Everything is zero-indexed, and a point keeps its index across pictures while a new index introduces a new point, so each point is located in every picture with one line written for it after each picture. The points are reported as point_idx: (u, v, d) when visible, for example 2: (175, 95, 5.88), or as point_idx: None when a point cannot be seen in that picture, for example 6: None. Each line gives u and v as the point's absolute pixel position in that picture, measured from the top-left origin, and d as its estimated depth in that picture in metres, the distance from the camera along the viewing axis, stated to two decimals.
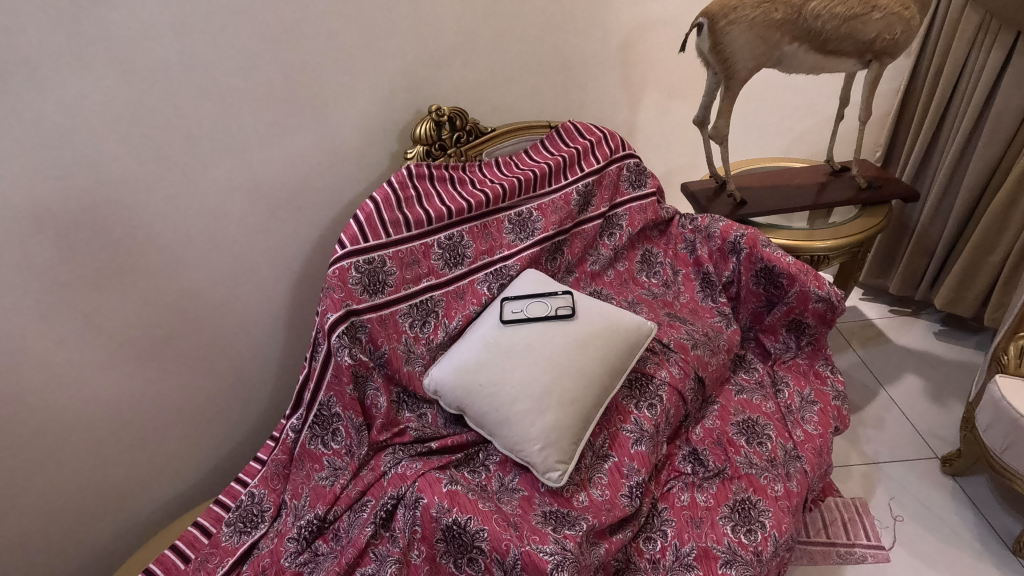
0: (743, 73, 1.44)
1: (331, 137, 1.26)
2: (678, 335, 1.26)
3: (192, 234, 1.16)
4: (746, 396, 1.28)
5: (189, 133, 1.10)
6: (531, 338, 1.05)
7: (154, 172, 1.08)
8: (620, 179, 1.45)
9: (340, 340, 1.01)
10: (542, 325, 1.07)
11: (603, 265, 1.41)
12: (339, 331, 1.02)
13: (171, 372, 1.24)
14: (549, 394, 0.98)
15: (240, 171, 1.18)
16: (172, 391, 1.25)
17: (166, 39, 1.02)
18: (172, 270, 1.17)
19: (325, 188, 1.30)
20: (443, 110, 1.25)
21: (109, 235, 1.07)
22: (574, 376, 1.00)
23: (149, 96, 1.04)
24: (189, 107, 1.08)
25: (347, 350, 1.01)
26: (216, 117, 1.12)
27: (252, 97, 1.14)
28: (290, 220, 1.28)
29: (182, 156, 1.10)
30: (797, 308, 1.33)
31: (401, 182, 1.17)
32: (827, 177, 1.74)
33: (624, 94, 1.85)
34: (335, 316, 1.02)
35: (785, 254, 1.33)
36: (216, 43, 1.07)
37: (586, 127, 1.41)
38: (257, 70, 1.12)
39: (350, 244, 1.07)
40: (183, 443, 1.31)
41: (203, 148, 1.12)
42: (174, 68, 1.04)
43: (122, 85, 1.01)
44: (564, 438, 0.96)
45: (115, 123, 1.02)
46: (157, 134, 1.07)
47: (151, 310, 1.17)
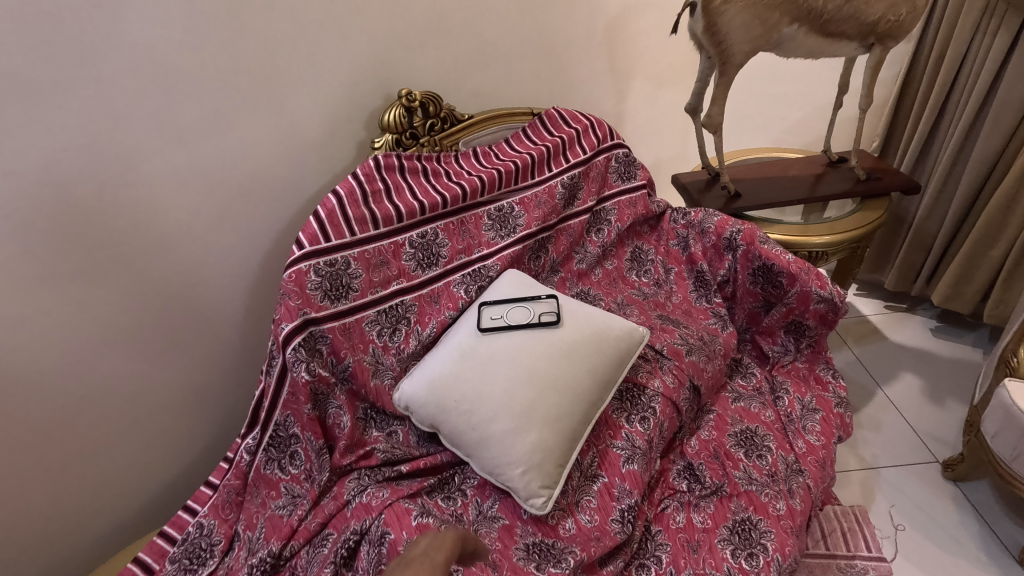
0: (739, 57, 1.34)
1: (289, 123, 1.14)
2: (672, 340, 1.16)
3: (130, 231, 1.04)
4: (742, 404, 1.20)
5: (121, 117, 0.96)
6: (512, 348, 0.95)
7: (84, 165, 0.96)
8: (608, 171, 1.35)
9: (295, 355, 0.89)
10: (525, 333, 0.97)
11: (590, 263, 1.32)
12: (294, 342, 0.89)
13: (112, 386, 1.11)
14: (531, 411, 0.88)
15: (185, 162, 1.05)
16: (116, 406, 1.13)
17: (90, 10, 0.89)
18: (109, 273, 1.04)
19: (284, 179, 1.18)
20: (414, 94, 1.13)
21: (31, 235, 0.94)
22: (560, 390, 0.90)
23: (73, 75, 0.90)
24: (121, 88, 0.95)
25: (304, 365, 0.89)
26: (155, 100, 0.99)
27: (196, 78, 1.01)
28: (245, 216, 1.16)
29: (114, 145, 0.97)
30: (798, 309, 1.24)
31: (367, 174, 1.06)
32: (823, 169, 1.66)
33: (608, 79, 1.75)
34: (290, 327, 0.90)
35: (784, 251, 1.24)
36: (151, 16, 0.94)
37: (572, 114, 1.31)
38: (200, 47, 0.99)
39: (310, 243, 0.96)
40: (130, 461, 1.19)
41: (140, 135, 0.99)
42: (100, 43, 0.91)
43: (40, 64, 0.87)
44: (549, 460, 0.86)
45: (34, 109, 0.89)
46: (84, 118, 0.93)
47: (88, 318, 1.04)
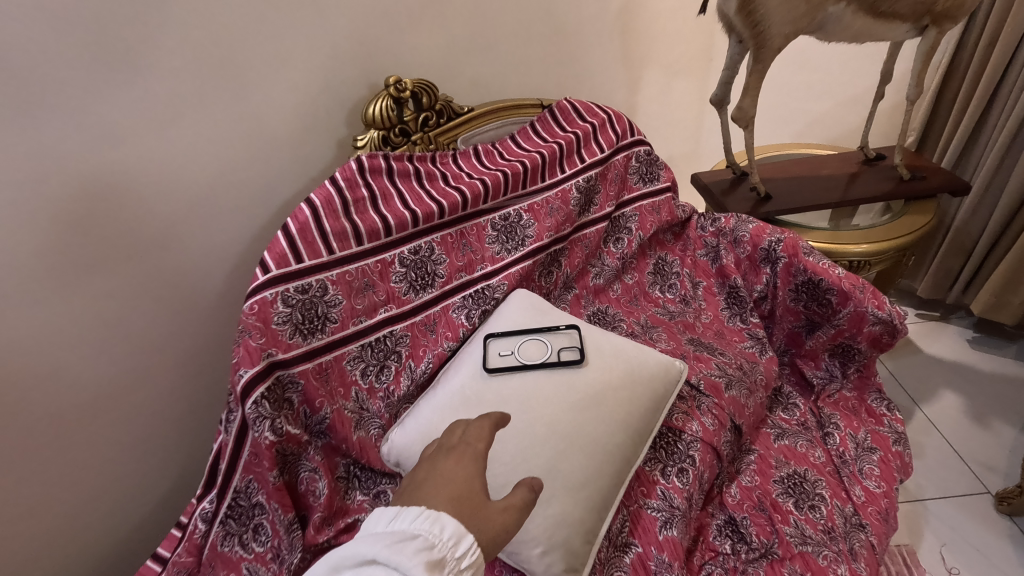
0: (777, 40, 1.17)
1: (253, 116, 0.92)
2: (708, 371, 0.99)
3: (45, 255, 0.80)
4: (785, 442, 1.04)
5: (26, 106, 0.73)
6: (526, 395, 0.77)
7: None
8: (628, 171, 1.18)
9: (255, 409, 0.70)
10: (541, 375, 0.79)
11: (608, 278, 1.15)
12: (256, 394, 0.70)
13: (29, 450, 0.87)
14: (551, 475, 0.72)
15: (117, 164, 0.82)
16: (35, 476, 0.89)
17: None
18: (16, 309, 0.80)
19: (248, 186, 0.96)
20: (404, 83, 0.94)
21: None
22: (586, 448, 0.74)
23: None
24: (23, 69, 0.72)
25: (268, 423, 0.70)
26: (73, 85, 0.76)
27: (130, 57, 0.79)
28: (200, 232, 0.93)
29: (17, 143, 0.74)
30: (849, 331, 1.08)
31: (348, 179, 0.88)
32: (859, 166, 1.50)
33: (618, 68, 1.57)
34: (250, 374, 0.71)
35: (834, 264, 1.07)
36: None
37: (587, 106, 1.14)
38: (134, 17, 0.77)
39: (277, 265, 0.78)
40: (56, 538, 0.95)
41: (52, 130, 0.76)
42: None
43: None
44: (574, 537, 0.70)
45: None
46: None
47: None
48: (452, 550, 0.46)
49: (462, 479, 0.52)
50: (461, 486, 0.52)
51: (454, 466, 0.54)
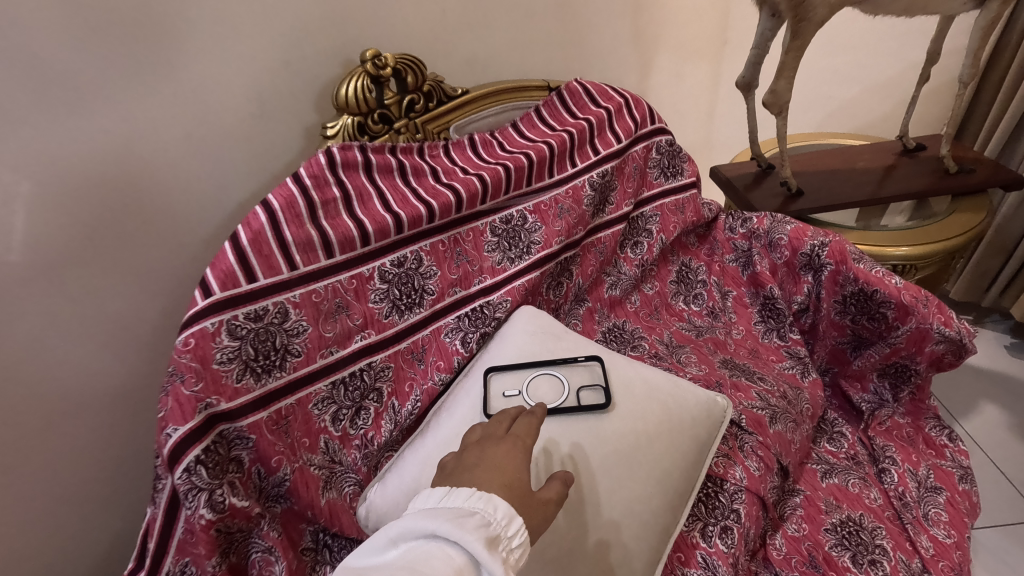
0: (821, 12, 1.01)
1: (196, 95, 0.73)
2: (750, 403, 0.83)
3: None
4: (835, 481, 0.89)
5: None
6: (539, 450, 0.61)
7: None
8: (647, 165, 1.02)
9: (187, 480, 0.53)
10: (558, 422, 0.64)
11: (625, 289, 1.00)
12: (189, 459, 0.54)
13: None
14: (573, 555, 0.57)
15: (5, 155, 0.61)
16: None
17: None
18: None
19: (192, 184, 0.76)
20: (384, 58, 0.77)
21: None
22: (614, 516, 0.59)
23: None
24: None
25: (203, 496, 0.54)
26: None
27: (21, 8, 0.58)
28: (128, 245, 0.72)
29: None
30: (906, 350, 0.93)
31: (316, 175, 0.71)
32: (897, 158, 1.35)
33: (626, 49, 1.40)
34: (181, 433, 0.54)
35: (890, 273, 0.92)
36: None
37: (600, 88, 0.98)
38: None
39: (221, 287, 0.61)
40: None
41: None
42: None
43: None
44: None
45: None
46: None
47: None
48: (509, 530, 0.43)
49: (508, 464, 0.50)
50: (506, 470, 0.49)
51: (498, 452, 0.51)
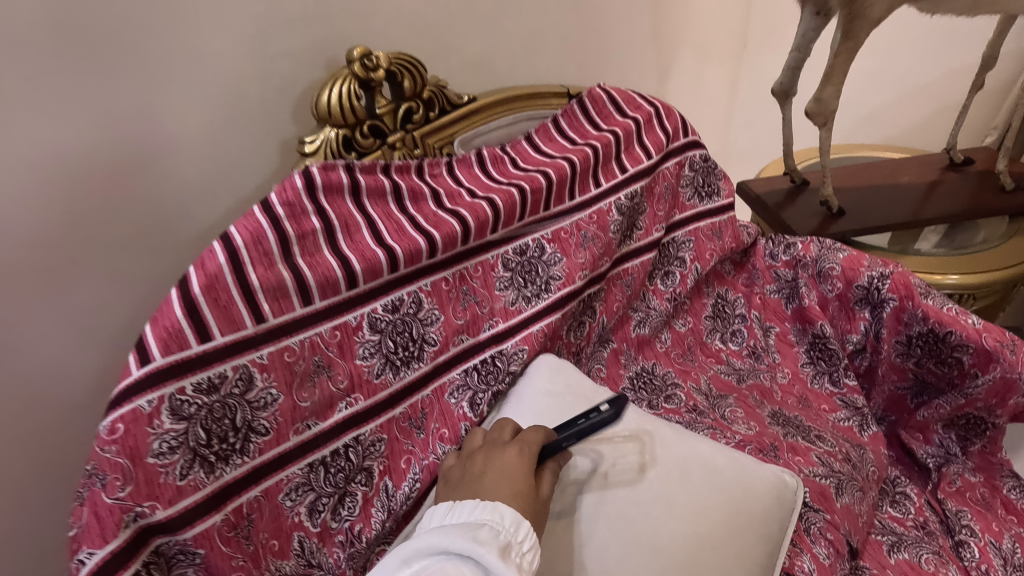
0: (878, 8, 0.88)
1: (135, 99, 0.59)
2: (811, 470, 0.70)
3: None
4: (904, 556, 0.74)
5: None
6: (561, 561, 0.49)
7: None
8: (680, 183, 0.89)
9: None
10: (596, 518, 0.51)
11: (655, 326, 0.86)
12: None
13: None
14: None
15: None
16: None
17: None
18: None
19: (134, 206, 0.61)
20: (377, 58, 0.64)
21: None
22: None
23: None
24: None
25: None
26: None
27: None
28: (47, 281, 0.57)
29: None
30: (984, 402, 0.80)
31: (290, 203, 0.57)
32: (942, 172, 1.23)
33: (642, 51, 1.27)
34: (99, 557, 0.42)
35: (964, 311, 0.80)
36: None
37: (627, 95, 0.85)
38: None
39: (164, 352, 0.47)
40: None
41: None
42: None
43: None
44: None
45: None
46: None
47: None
48: (519, 536, 0.42)
49: (509, 471, 0.48)
50: (511, 479, 0.47)
51: (499, 459, 0.49)
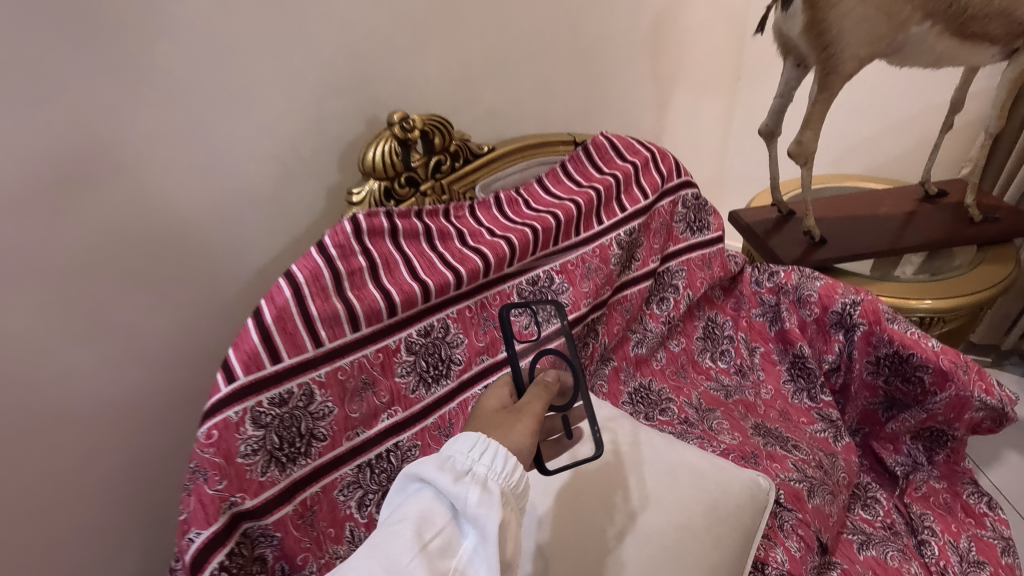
0: (850, 65, 0.99)
1: (214, 161, 0.70)
2: (787, 475, 0.81)
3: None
4: (872, 553, 0.84)
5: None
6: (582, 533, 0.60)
7: None
8: (674, 219, 1.00)
9: None
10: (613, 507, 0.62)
11: (651, 346, 0.97)
12: (214, 564, 0.52)
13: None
14: None
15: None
16: None
17: None
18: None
19: (209, 247, 0.73)
20: (413, 121, 0.75)
21: None
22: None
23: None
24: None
25: None
26: None
27: (21, 76, 0.55)
28: (140, 311, 0.69)
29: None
30: (943, 416, 0.90)
31: (342, 245, 0.68)
32: (918, 204, 1.33)
33: (642, 91, 1.39)
34: (203, 537, 0.52)
35: (925, 334, 0.90)
36: None
37: (626, 142, 0.96)
38: (27, 23, 0.54)
39: (246, 371, 0.58)
40: None
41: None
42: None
43: None
44: None
45: None
46: None
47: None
48: (466, 455, 0.44)
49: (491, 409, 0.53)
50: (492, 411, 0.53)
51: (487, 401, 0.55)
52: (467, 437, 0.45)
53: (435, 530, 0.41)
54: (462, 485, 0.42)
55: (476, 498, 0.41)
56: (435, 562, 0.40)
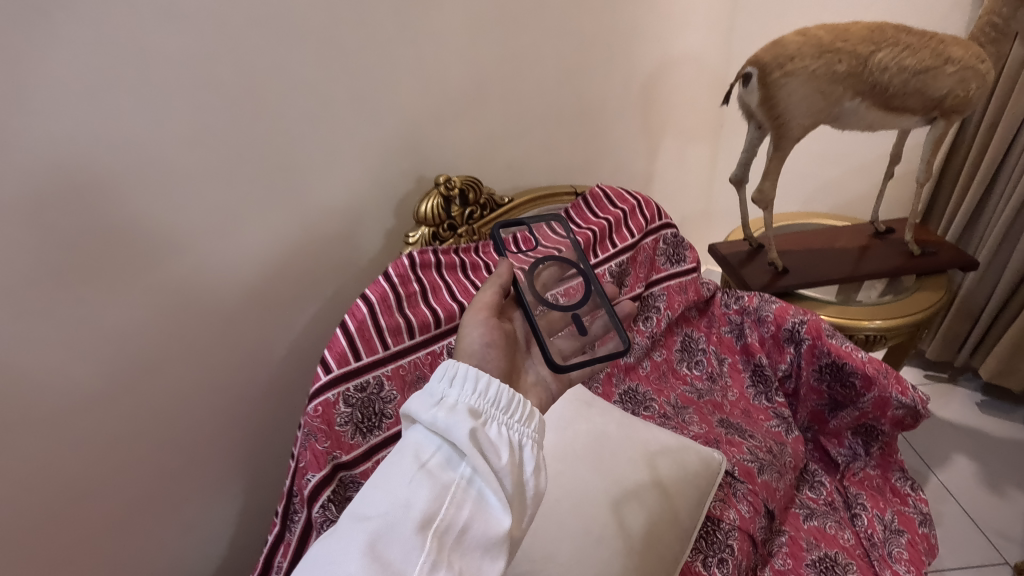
0: (796, 131, 1.23)
1: (309, 214, 0.95)
2: (741, 456, 1.03)
3: (98, 366, 0.78)
4: (815, 523, 1.06)
5: (99, 225, 0.73)
6: (587, 464, 0.83)
7: (79, 283, 0.73)
8: (656, 254, 1.24)
9: (323, 514, 0.78)
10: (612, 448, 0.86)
11: (638, 356, 1.19)
12: (322, 497, 0.77)
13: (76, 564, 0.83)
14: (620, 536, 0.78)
15: (172, 269, 0.81)
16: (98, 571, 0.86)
17: (105, 99, 0.70)
18: (67, 419, 0.77)
19: (303, 276, 0.98)
20: (453, 182, 0.99)
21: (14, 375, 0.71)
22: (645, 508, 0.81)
23: (25, 174, 0.66)
24: (97, 188, 0.72)
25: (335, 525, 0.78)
26: (163, 197, 0.78)
27: (195, 160, 0.79)
28: (255, 323, 0.93)
29: (88, 259, 0.73)
30: (872, 414, 1.12)
31: (401, 274, 0.92)
32: (870, 239, 1.56)
33: (635, 143, 1.64)
34: (317, 478, 0.77)
35: (856, 347, 1.12)
36: (167, 101, 0.75)
37: (617, 192, 1.21)
38: (205, 126, 0.79)
39: (338, 364, 0.81)
40: None
41: (124, 246, 0.76)
42: (73, 130, 0.68)
43: (36, 164, 0.67)
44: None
45: (25, 218, 0.67)
46: (84, 227, 0.72)
47: (30, 488, 0.76)
48: (440, 387, 0.54)
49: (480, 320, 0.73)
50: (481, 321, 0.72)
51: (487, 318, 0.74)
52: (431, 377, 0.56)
53: (430, 452, 0.51)
54: (432, 406, 0.53)
55: (445, 411, 0.52)
56: (434, 472, 0.49)
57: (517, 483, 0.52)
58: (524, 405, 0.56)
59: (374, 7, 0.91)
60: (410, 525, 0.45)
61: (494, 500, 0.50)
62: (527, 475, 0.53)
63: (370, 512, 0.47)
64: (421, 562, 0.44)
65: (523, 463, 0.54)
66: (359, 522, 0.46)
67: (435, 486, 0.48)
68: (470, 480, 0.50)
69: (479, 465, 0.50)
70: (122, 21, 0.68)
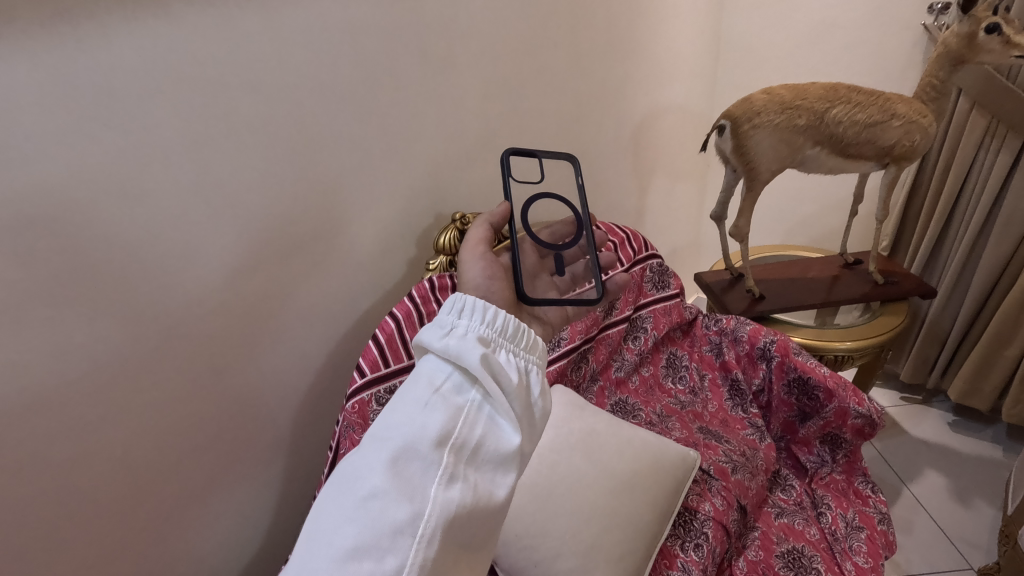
0: (765, 174, 1.41)
1: (347, 243, 1.11)
2: (716, 457, 1.18)
3: (182, 376, 0.94)
4: (786, 520, 1.19)
5: (195, 257, 0.90)
6: (579, 454, 0.99)
7: (174, 298, 0.89)
8: (644, 281, 1.40)
9: None
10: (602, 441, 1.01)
11: (628, 371, 1.35)
12: None
13: (152, 543, 0.98)
14: (607, 514, 0.93)
15: (241, 289, 0.97)
16: (165, 548, 1.00)
17: (203, 152, 0.86)
18: (154, 413, 0.92)
19: (341, 296, 1.14)
20: (467, 217, 1.16)
21: (119, 374, 0.86)
22: (628, 492, 0.96)
23: (145, 220, 0.83)
24: (195, 227, 0.88)
25: None
26: (239, 230, 0.94)
27: (264, 200, 0.96)
28: (300, 336, 1.09)
29: (185, 283, 0.90)
30: (835, 423, 1.26)
31: (423, 295, 1.08)
32: (840, 270, 1.72)
33: (627, 182, 1.83)
34: None
35: (819, 363, 1.27)
36: (247, 153, 0.92)
37: (608, 227, 1.36)
38: (273, 173, 0.96)
39: (371, 369, 0.97)
40: None
41: (208, 269, 0.92)
42: (181, 181, 0.85)
43: (151, 203, 0.83)
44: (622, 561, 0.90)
45: (138, 248, 0.83)
46: (179, 254, 0.88)
47: (122, 470, 0.90)
48: (451, 323, 0.66)
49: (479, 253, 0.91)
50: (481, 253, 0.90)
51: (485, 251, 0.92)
52: (442, 311, 0.68)
53: (444, 377, 0.62)
54: (443, 336, 0.65)
55: (455, 340, 0.64)
56: (449, 392, 0.61)
57: (524, 404, 0.63)
58: (526, 334, 0.69)
59: (407, 76, 1.10)
60: (429, 440, 0.56)
61: (502, 419, 0.61)
62: (533, 397, 0.66)
63: (392, 432, 0.58)
64: (437, 474, 0.55)
65: (529, 385, 0.66)
66: (382, 441, 0.57)
67: (449, 407, 0.59)
68: (480, 401, 0.61)
69: (486, 387, 0.61)
70: (221, 98, 0.86)
